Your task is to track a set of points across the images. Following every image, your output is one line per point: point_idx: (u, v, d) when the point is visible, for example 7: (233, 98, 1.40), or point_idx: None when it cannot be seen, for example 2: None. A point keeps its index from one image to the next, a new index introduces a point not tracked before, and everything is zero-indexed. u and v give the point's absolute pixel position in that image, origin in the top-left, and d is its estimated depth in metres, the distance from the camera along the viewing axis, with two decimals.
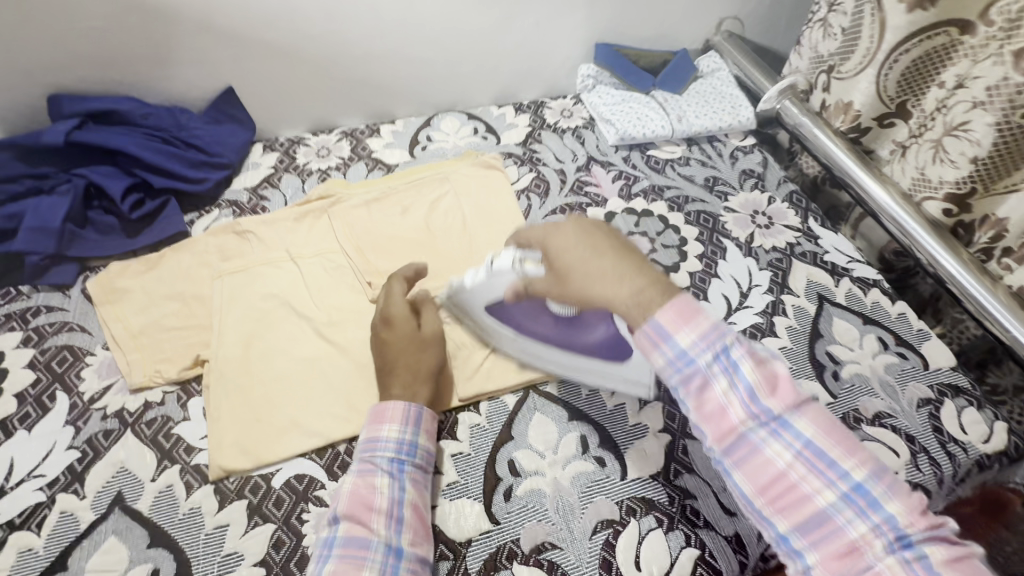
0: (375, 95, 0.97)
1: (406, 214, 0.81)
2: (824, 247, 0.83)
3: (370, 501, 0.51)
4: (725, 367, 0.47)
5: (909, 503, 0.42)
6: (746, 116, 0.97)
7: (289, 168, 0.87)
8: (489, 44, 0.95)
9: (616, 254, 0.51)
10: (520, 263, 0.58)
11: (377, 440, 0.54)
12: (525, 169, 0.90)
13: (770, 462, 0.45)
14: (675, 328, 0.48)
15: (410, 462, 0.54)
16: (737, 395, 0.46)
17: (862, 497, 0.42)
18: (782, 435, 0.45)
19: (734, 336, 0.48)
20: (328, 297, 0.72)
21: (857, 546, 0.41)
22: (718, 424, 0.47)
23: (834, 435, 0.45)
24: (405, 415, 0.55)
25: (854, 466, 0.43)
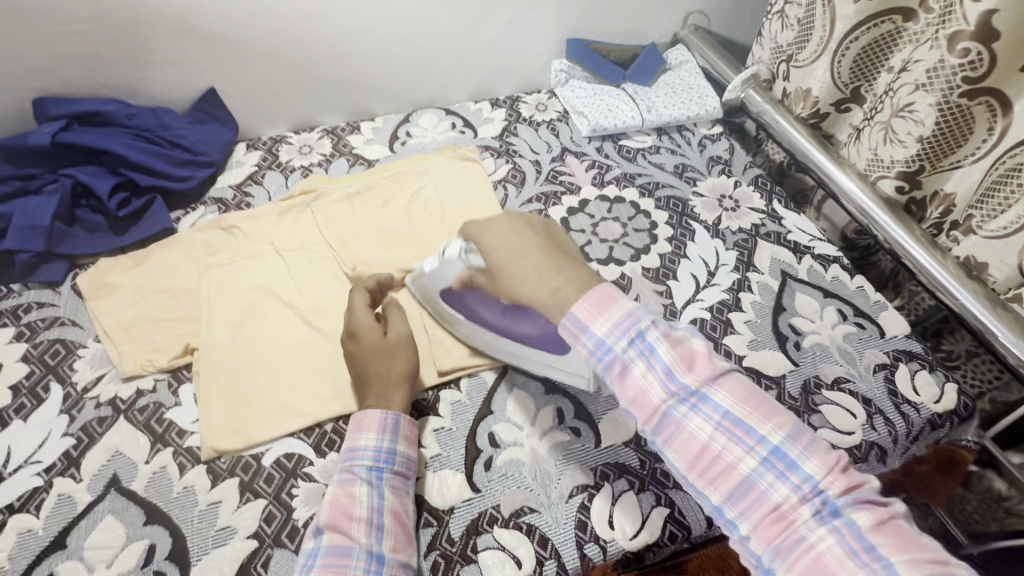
0: (355, 94, 1.00)
1: (387, 206, 0.84)
2: (787, 227, 0.87)
3: (349, 510, 0.51)
4: (641, 350, 0.47)
5: (827, 461, 0.42)
6: (712, 105, 1.01)
7: (272, 165, 0.90)
8: (464, 42, 0.98)
9: (539, 254, 0.52)
10: (466, 254, 0.57)
11: (355, 450, 0.55)
12: (501, 161, 0.94)
13: (693, 437, 0.45)
14: (591, 319, 0.49)
15: (388, 469, 0.55)
16: (655, 376, 0.47)
17: (780, 460, 0.43)
18: (701, 409, 0.45)
19: (648, 320, 0.48)
20: (313, 286, 0.75)
21: (783, 510, 0.42)
22: (642, 406, 0.47)
23: (750, 402, 0.45)
24: (382, 423, 0.57)
25: (771, 430, 0.44)
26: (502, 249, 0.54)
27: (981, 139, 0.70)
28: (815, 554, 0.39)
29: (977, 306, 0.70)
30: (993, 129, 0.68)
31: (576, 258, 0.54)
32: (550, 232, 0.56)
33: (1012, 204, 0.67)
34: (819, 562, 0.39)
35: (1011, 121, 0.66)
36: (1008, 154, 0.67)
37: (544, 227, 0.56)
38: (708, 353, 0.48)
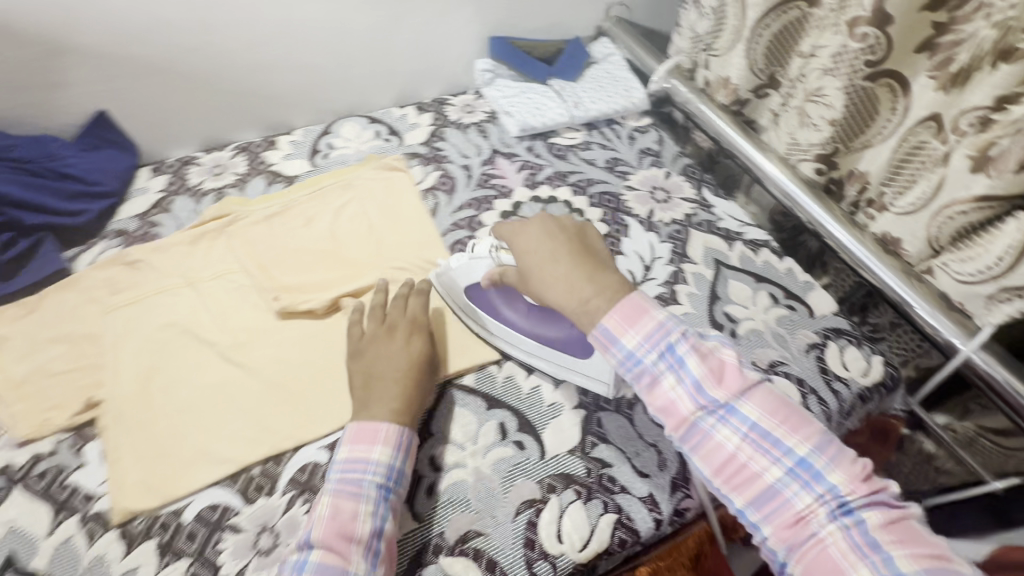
0: (269, 106, 0.94)
1: (310, 224, 0.80)
2: (718, 215, 0.89)
3: (351, 529, 0.49)
4: (672, 363, 0.54)
5: (850, 471, 0.49)
6: (639, 97, 1.02)
7: (180, 189, 0.83)
8: (380, 44, 0.94)
9: (570, 261, 0.61)
10: (497, 251, 0.68)
11: (367, 462, 0.53)
12: (430, 168, 0.90)
13: (721, 446, 0.52)
14: (622, 332, 0.56)
15: (393, 490, 0.53)
16: (684, 389, 0.54)
17: (805, 470, 0.49)
18: (730, 421, 0.52)
19: (677, 333, 0.55)
20: (231, 318, 0.69)
21: (804, 515, 0.48)
22: (672, 415, 0.54)
23: (776, 415, 0.52)
24: (396, 442, 0.55)
25: (797, 442, 0.50)
26: (533, 253, 0.64)
27: (885, 119, 0.72)
28: (828, 550, 0.45)
29: (894, 279, 0.73)
30: (896, 109, 0.70)
31: (605, 266, 0.62)
32: (585, 235, 0.66)
33: (917, 179, 0.69)
34: (831, 559, 0.45)
35: (910, 100, 0.68)
36: (910, 133, 0.68)
37: (576, 234, 0.65)
38: (739, 369, 0.54)
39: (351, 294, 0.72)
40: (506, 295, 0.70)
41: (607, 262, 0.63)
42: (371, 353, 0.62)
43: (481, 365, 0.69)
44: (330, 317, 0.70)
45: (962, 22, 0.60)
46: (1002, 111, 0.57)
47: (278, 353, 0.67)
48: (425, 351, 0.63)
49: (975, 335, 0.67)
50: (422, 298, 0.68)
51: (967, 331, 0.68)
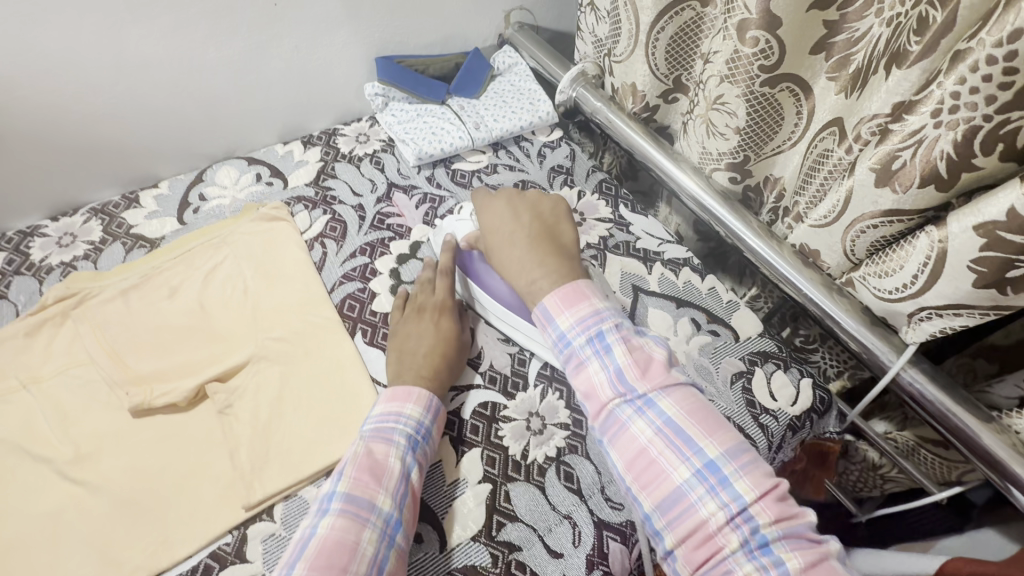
0: (128, 158, 0.83)
1: (175, 296, 0.70)
2: (636, 233, 0.82)
3: (382, 466, 0.52)
4: (598, 348, 0.53)
5: (765, 486, 0.45)
6: (545, 110, 0.94)
7: (20, 269, 0.73)
8: (248, 78, 0.84)
9: (527, 240, 0.61)
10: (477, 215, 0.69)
11: (399, 414, 0.56)
12: (318, 212, 0.81)
13: (634, 437, 0.49)
14: (558, 311, 0.56)
15: (421, 446, 0.55)
16: (606, 375, 0.52)
17: (714, 475, 0.46)
18: (645, 413, 0.50)
19: (610, 322, 0.54)
20: (76, 424, 0.60)
21: (709, 526, 0.45)
22: (593, 401, 0.52)
23: (695, 415, 0.49)
24: (427, 403, 0.57)
25: (710, 445, 0.47)
26: (498, 230, 0.63)
27: (792, 123, 0.67)
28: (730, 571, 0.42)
29: (817, 293, 0.67)
30: (801, 113, 0.66)
31: (564, 252, 0.61)
32: (555, 215, 0.65)
33: (827, 190, 0.64)
34: None
35: (814, 103, 0.64)
36: (816, 139, 0.64)
37: (543, 217, 0.64)
38: (666, 364, 0.52)
39: (216, 378, 0.63)
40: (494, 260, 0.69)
41: (568, 246, 0.63)
42: (409, 329, 0.65)
43: None
44: (194, 408, 0.62)
45: (854, 19, 0.56)
46: (901, 120, 0.51)
47: (132, 462, 0.58)
48: (455, 330, 0.65)
49: (902, 352, 0.63)
50: (449, 277, 0.69)
51: (893, 347, 0.63)
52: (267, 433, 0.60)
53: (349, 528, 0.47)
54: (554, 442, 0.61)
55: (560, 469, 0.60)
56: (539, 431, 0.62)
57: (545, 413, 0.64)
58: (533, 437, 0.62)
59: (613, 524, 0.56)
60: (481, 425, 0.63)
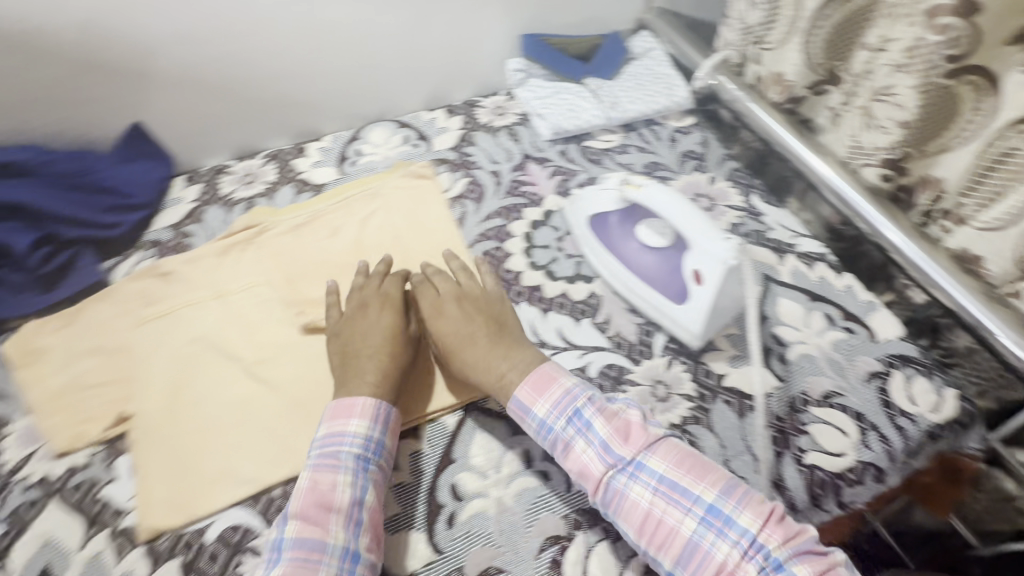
0: (297, 114, 0.91)
1: (335, 236, 0.79)
2: (769, 224, 0.82)
3: (328, 499, 0.51)
4: (579, 427, 0.54)
5: (761, 511, 0.48)
6: (681, 95, 0.96)
7: (211, 200, 0.84)
8: (408, 46, 0.90)
9: (485, 340, 0.62)
10: (624, 185, 0.69)
11: (344, 434, 0.55)
12: (458, 174, 0.87)
13: (636, 504, 0.50)
14: (532, 401, 0.56)
15: (372, 461, 0.54)
16: (594, 450, 0.53)
17: (718, 518, 0.48)
18: (638, 477, 0.51)
19: (583, 398, 0.55)
20: (257, 334, 0.69)
21: (728, 567, 0.46)
22: (589, 480, 0.53)
23: (683, 464, 0.51)
24: (374, 414, 0.56)
25: (705, 489, 0.49)
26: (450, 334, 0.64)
27: (963, 126, 0.63)
28: None
29: (973, 302, 0.66)
30: (981, 109, 0.61)
31: (520, 339, 0.63)
32: (504, 309, 0.67)
33: (1006, 191, 0.60)
34: None
35: (1000, 101, 0.58)
36: (997, 137, 0.59)
37: (493, 308, 0.66)
38: (643, 423, 0.54)
39: None
40: (626, 220, 0.71)
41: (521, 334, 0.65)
42: (362, 326, 0.64)
43: None
44: None
45: None
46: None
47: (302, 371, 0.66)
48: (398, 321, 0.65)
49: None
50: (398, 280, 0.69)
51: None
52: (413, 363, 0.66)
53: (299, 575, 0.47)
54: (678, 411, 0.63)
55: (684, 437, 0.62)
56: (664, 399, 0.64)
57: (670, 383, 0.66)
58: (658, 403, 0.64)
59: None
60: (606, 384, 0.66)
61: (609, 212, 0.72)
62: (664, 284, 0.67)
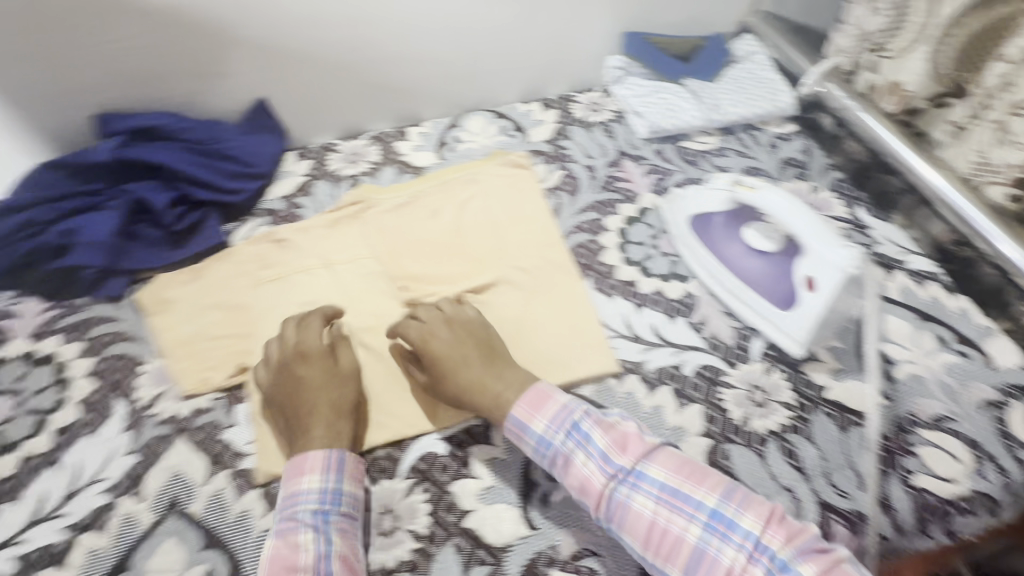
0: (401, 99, 0.93)
1: (435, 217, 0.81)
2: (875, 238, 0.79)
3: (292, 561, 0.49)
4: (578, 440, 0.53)
5: (761, 512, 0.47)
6: (785, 101, 0.93)
7: (321, 175, 0.89)
8: (514, 38, 0.91)
9: (480, 364, 0.60)
10: (736, 185, 0.70)
11: (297, 493, 0.53)
12: (554, 167, 0.89)
13: (640, 513, 0.49)
14: (529, 417, 0.56)
15: (333, 512, 0.53)
16: (594, 463, 0.52)
17: (720, 522, 0.47)
18: (640, 487, 0.50)
19: (579, 411, 0.55)
20: (362, 303, 0.72)
21: (735, 571, 0.45)
22: (590, 494, 0.52)
23: (683, 470, 0.51)
24: (326, 462, 0.55)
25: (706, 494, 0.49)
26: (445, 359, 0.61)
27: None
28: None
29: None
30: None
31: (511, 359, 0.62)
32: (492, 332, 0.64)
33: None
34: None
35: None
36: None
37: (483, 332, 0.64)
38: (640, 433, 0.54)
39: (472, 289, 0.73)
40: (732, 221, 0.72)
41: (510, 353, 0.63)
42: (291, 376, 0.61)
43: (601, 375, 0.66)
44: None
45: None
46: None
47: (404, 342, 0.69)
48: (326, 368, 0.62)
49: None
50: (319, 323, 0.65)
51: None
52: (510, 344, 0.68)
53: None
54: (777, 418, 0.63)
55: (782, 446, 0.61)
56: (761, 405, 0.64)
57: (769, 389, 0.65)
58: (756, 408, 0.63)
59: (839, 510, 0.57)
60: (702, 384, 0.66)
61: (715, 212, 0.73)
62: (769, 288, 0.67)
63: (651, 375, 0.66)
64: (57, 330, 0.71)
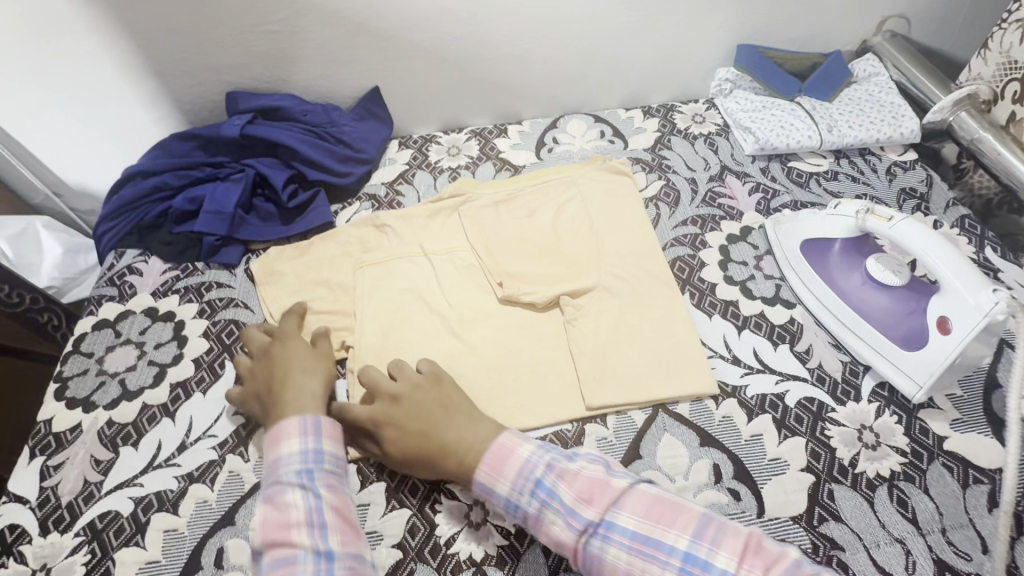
0: (506, 96, 0.95)
1: (532, 216, 0.80)
2: (1007, 282, 0.73)
3: (284, 520, 0.47)
4: (543, 498, 0.50)
5: (737, 547, 0.44)
6: (909, 127, 0.87)
7: (421, 165, 0.90)
8: (625, 44, 0.90)
9: (438, 435, 0.55)
10: (864, 214, 0.65)
11: (278, 458, 0.51)
12: (653, 176, 0.87)
13: (616, 568, 0.46)
14: (492, 480, 0.52)
15: (318, 470, 0.51)
16: (563, 520, 0.48)
17: (696, 565, 0.44)
18: (610, 538, 0.47)
19: (541, 464, 0.51)
20: (459, 296, 0.74)
21: None
22: (567, 553, 0.49)
23: (651, 513, 0.47)
24: (303, 424, 0.53)
25: (678, 537, 0.45)
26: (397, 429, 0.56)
27: None
28: None
29: None
30: None
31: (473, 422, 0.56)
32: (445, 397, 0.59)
33: None
34: None
35: None
36: None
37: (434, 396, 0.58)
38: (605, 477, 0.50)
39: (569, 293, 0.72)
40: (851, 249, 0.70)
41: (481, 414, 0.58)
42: (267, 356, 0.62)
43: (699, 395, 0.65)
44: (546, 311, 0.72)
45: None
46: None
47: (498, 339, 0.70)
48: (301, 352, 0.62)
49: None
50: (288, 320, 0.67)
51: None
52: (604, 352, 0.67)
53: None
54: (888, 463, 0.59)
55: (893, 492, 0.57)
56: (872, 447, 0.60)
57: (881, 431, 0.61)
58: (865, 449, 0.60)
59: (958, 571, 0.53)
60: (806, 417, 0.63)
61: (837, 239, 0.70)
62: (887, 324, 0.65)
63: (751, 402, 0.64)
64: (176, 290, 0.76)
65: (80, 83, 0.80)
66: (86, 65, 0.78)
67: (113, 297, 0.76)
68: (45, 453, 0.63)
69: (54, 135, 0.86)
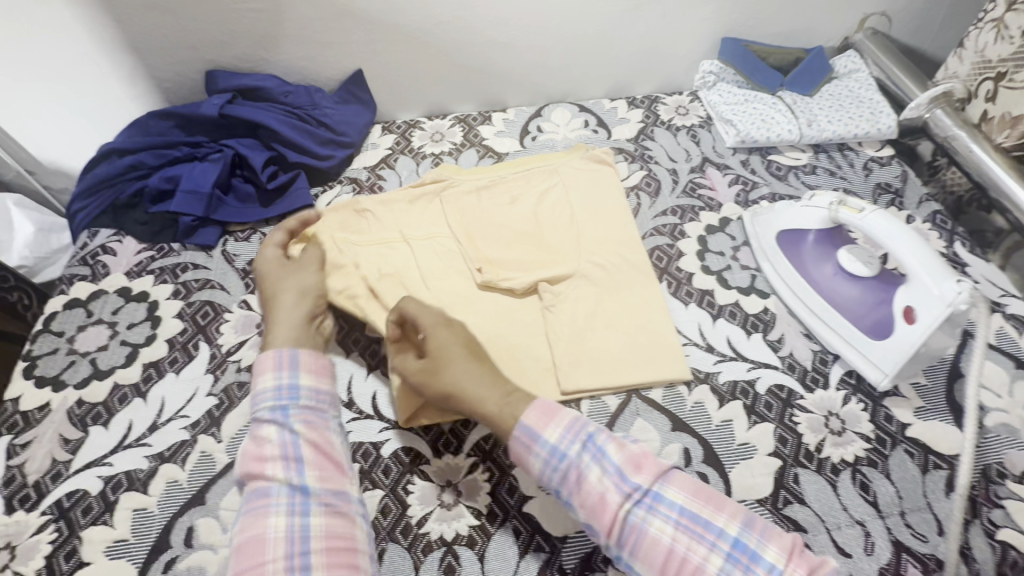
0: (491, 83, 0.94)
1: (514, 203, 0.80)
2: (974, 277, 0.75)
3: (260, 452, 0.50)
4: (594, 453, 0.49)
5: (783, 542, 0.44)
6: (886, 124, 0.89)
7: (404, 150, 0.90)
8: (610, 34, 0.90)
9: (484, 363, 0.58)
10: (837, 206, 0.66)
11: (257, 393, 0.53)
12: (635, 167, 0.88)
13: (657, 541, 0.45)
14: (542, 426, 0.51)
15: (294, 405, 0.52)
16: (609, 478, 0.48)
17: (744, 554, 0.44)
18: (657, 509, 0.46)
19: (595, 424, 0.51)
20: (438, 281, 0.73)
21: None
22: (602, 516, 0.47)
23: (700, 495, 0.47)
24: (279, 359, 0.54)
25: (727, 521, 0.45)
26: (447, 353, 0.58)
27: None
28: None
29: None
30: None
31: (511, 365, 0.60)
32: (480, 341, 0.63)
33: None
34: None
35: None
36: None
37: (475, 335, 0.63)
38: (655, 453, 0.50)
39: (548, 280, 0.72)
40: (825, 239, 0.71)
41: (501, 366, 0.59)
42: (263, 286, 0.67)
43: (672, 381, 0.65)
44: (525, 298, 0.73)
45: None
46: None
47: (476, 325, 0.70)
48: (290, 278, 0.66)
49: None
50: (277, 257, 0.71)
51: None
52: (581, 338, 0.68)
53: (253, 523, 0.47)
54: (853, 448, 0.61)
55: (856, 477, 0.59)
56: (838, 433, 0.62)
57: (847, 419, 0.63)
58: (831, 435, 0.62)
59: (914, 552, 0.55)
60: (775, 404, 0.64)
61: (812, 230, 0.71)
62: (857, 314, 0.66)
63: (723, 389, 0.65)
64: (151, 271, 0.75)
65: (53, 58, 0.78)
66: (59, 39, 0.76)
67: (86, 277, 0.74)
68: (11, 432, 0.63)
69: (25, 110, 0.84)
